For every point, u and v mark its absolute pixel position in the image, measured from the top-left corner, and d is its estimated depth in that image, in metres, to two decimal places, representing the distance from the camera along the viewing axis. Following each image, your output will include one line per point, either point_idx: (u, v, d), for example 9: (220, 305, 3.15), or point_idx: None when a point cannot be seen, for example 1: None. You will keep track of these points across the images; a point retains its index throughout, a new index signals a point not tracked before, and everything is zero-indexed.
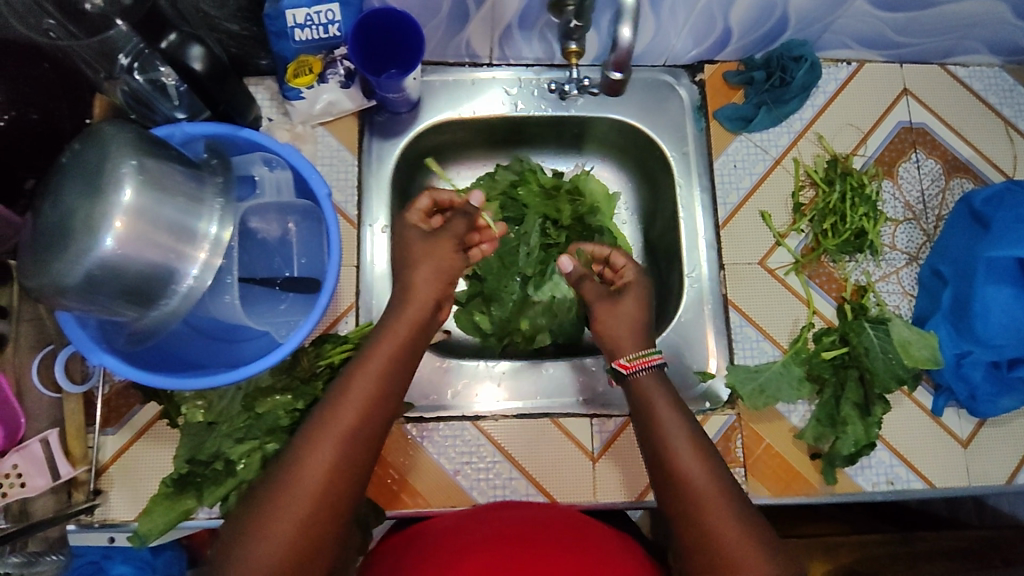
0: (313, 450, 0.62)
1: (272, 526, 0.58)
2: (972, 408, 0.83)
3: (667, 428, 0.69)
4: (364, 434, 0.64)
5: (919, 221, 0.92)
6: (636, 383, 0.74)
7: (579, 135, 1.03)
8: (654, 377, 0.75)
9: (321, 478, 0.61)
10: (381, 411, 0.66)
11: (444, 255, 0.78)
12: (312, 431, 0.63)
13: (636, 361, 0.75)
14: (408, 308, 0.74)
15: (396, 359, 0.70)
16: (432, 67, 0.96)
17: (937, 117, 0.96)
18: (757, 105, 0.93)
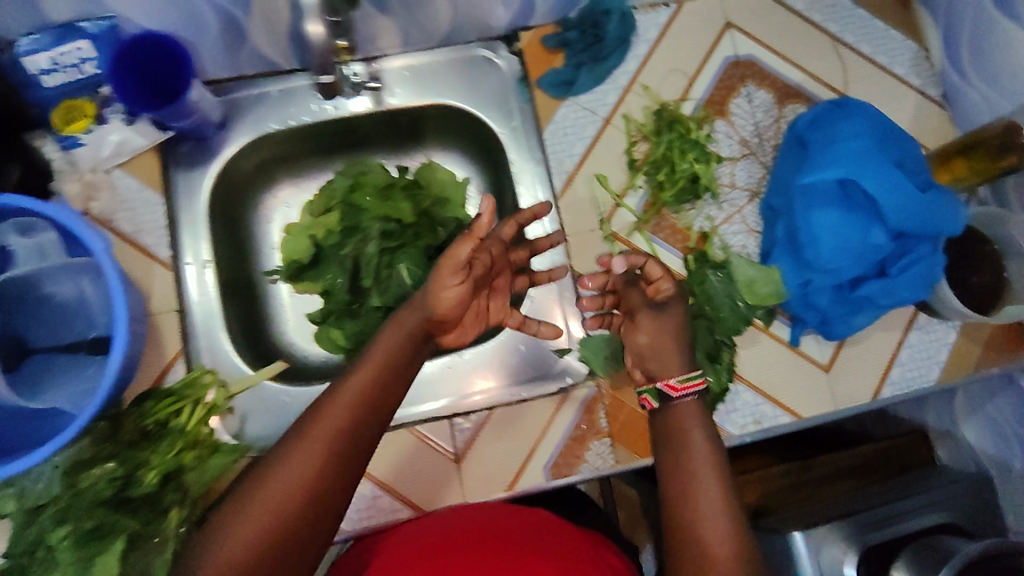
0: (302, 449, 0.57)
1: (242, 531, 0.53)
2: (827, 333, 0.83)
3: (692, 446, 0.66)
4: (357, 435, 0.59)
5: (755, 154, 0.90)
6: (676, 410, 0.70)
7: (413, 125, 0.98)
8: (700, 410, 0.70)
9: (315, 474, 0.56)
10: (376, 413, 0.62)
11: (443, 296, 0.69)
12: (301, 429, 0.59)
13: (684, 385, 0.70)
14: (407, 322, 0.69)
15: (399, 361, 0.66)
16: (232, 83, 0.88)
17: (764, 45, 0.93)
18: (576, 66, 0.89)
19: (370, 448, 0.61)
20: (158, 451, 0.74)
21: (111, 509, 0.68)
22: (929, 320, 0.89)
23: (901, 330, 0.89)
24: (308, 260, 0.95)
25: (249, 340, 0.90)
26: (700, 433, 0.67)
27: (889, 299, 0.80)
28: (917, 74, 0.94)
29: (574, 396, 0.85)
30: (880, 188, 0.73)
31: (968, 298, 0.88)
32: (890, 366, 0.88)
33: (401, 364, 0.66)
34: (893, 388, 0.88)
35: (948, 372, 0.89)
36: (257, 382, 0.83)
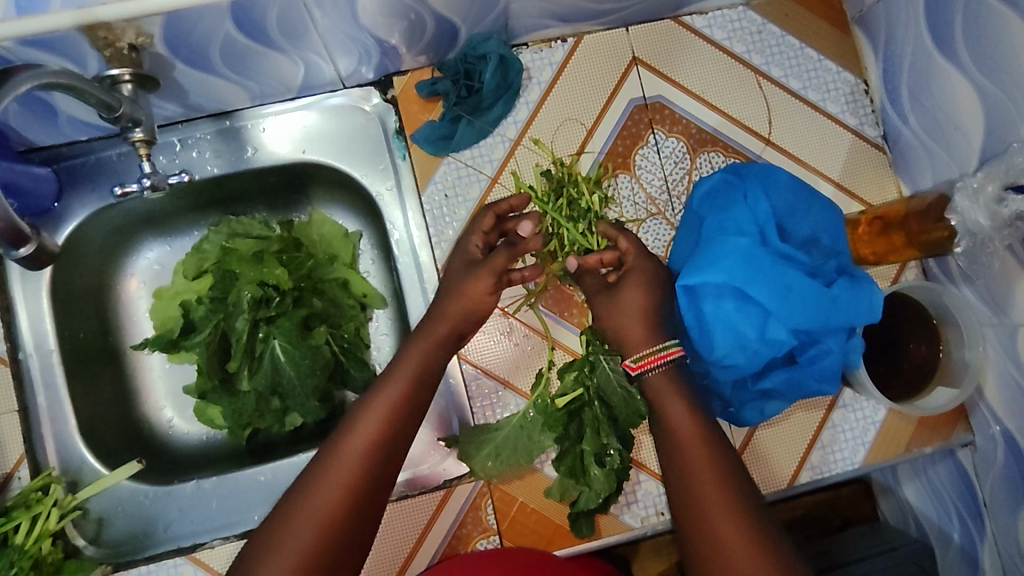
0: (326, 477, 0.57)
1: (325, 492, 0.56)
2: (737, 418, 0.75)
3: (671, 416, 0.62)
4: (384, 455, 0.59)
5: (664, 213, 0.80)
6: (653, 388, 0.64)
7: (291, 180, 0.88)
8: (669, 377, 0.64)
9: (340, 496, 0.56)
10: (400, 434, 0.61)
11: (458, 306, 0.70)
12: (329, 453, 0.59)
13: (647, 361, 0.64)
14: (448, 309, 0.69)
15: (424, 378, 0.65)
16: (69, 148, 0.80)
17: (677, 86, 0.82)
18: (454, 119, 0.78)
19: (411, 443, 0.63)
20: None
21: None
22: (856, 397, 0.80)
23: (825, 409, 0.80)
24: (179, 332, 0.86)
25: (116, 423, 0.84)
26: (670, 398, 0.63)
27: (795, 390, 0.72)
28: (853, 113, 0.83)
29: (459, 492, 0.77)
30: (774, 286, 0.65)
31: (898, 376, 0.78)
32: (812, 448, 0.79)
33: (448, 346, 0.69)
34: (813, 472, 0.79)
35: (875, 452, 0.80)
36: (109, 484, 0.76)
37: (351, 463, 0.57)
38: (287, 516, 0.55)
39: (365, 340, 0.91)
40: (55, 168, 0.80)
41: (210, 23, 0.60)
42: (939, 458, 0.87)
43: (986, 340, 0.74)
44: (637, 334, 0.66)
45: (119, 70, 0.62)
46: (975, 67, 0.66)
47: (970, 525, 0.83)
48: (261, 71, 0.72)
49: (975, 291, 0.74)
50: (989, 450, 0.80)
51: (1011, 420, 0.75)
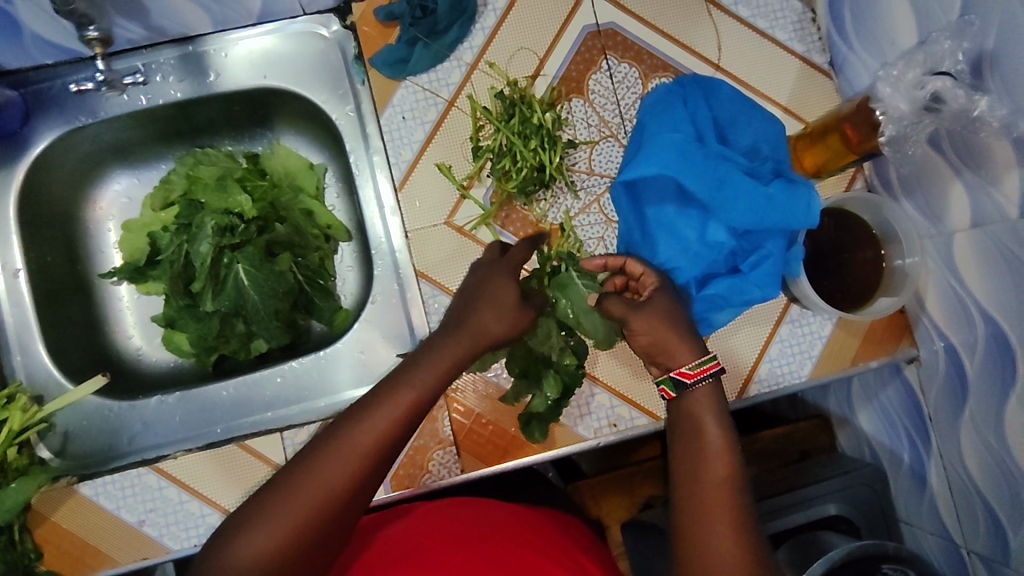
0: (345, 441, 0.53)
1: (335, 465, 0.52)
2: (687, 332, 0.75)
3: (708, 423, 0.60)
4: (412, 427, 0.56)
5: (617, 136, 0.82)
6: (697, 399, 0.61)
7: (256, 111, 0.91)
8: (713, 396, 0.62)
9: (357, 467, 0.53)
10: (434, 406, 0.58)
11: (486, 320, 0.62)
12: (353, 418, 0.55)
13: (697, 371, 0.62)
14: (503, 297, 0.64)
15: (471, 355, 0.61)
16: (36, 74, 0.82)
17: (629, 13, 0.85)
18: (411, 42, 0.81)
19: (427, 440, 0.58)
20: None
21: None
22: (803, 312, 0.82)
23: (773, 323, 0.82)
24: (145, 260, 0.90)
25: (81, 347, 0.85)
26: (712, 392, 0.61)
27: (743, 298, 0.72)
28: (800, 40, 0.86)
29: None
30: (703, 178, 0.68)
31: (844, 290, 0.80)
32: (760, 361, 0.82)
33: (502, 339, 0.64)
34: (761, 385, 0.82)
35: (822, 366, 0.83)
36: (76, 398, 0.78)
37: (389, 421, 0.54)
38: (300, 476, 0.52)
39: (330, 271, 0.93)
40: (21, 92, 0.81)
41: None
42: (888, 378, 0.87)
43: (925, 251, 0.75)
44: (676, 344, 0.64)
45: None
46: None
47: (918, 443, 0.84)
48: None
49: (915, 204, 0.76)
50: (932, 363, 0.80)
51: (955, 333, 0.75)
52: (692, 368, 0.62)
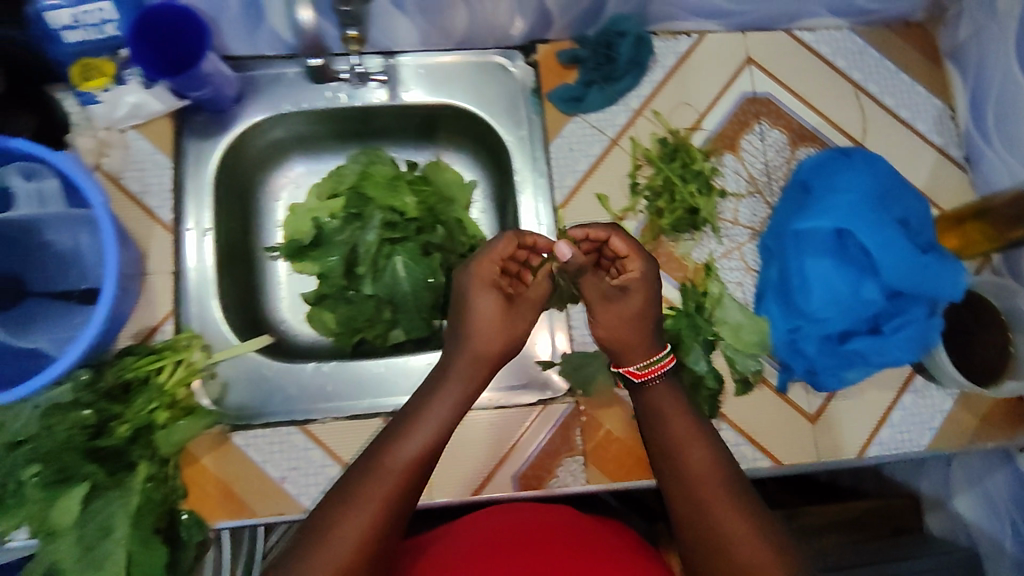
0: (374, 478, 0.64)
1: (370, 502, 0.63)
2: (815, 383, 0.82)
3: (666, 412, 0.73)
4: (417, 476, 0.66)
5: (762, 193, 0.89)
6: (651, 393, 0.75)
7: (427, 124, 1.00)
8: (670, 390, 0.75)
9: (393, 488, 0.64)
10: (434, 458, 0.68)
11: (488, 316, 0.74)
12: (371, 462, 0.66)
13: (647, 371, 0.75)
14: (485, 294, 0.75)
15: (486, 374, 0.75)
16: (252, 62, 0.91)
17: (785, 87, 0.93)
18: (587, 83, 0.89)
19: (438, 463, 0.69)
20: (134, 405, 0.75)
21: (81, 455, 0.70)
22: (926, 384, 0.87)
23: (896, 391, 0.87)
24: (308, 242, 0.96)
25: (240, 310, 0.91)
26: (655, 384, 0.75)
27: (879, 357, 0.79)
28: (939, 133, 0.93)
29: (551, 412, 0.85)
30: (872, 237, 0.74)
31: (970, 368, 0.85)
32: (881, 425, 0.86)
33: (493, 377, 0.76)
34: (881, 448, 0.86)
35: (940, 439, 0.86)
36: (240, 352, 0.84)
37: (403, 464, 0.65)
38: (325, 532, 0.61)
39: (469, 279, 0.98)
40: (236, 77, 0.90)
41: None
42: (998, 465, 0.91)
43: None
44: (637, 347, 0.76)
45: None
46: None
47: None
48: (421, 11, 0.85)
49: None
50: None
51: None
52: (646, 368, 0.75)
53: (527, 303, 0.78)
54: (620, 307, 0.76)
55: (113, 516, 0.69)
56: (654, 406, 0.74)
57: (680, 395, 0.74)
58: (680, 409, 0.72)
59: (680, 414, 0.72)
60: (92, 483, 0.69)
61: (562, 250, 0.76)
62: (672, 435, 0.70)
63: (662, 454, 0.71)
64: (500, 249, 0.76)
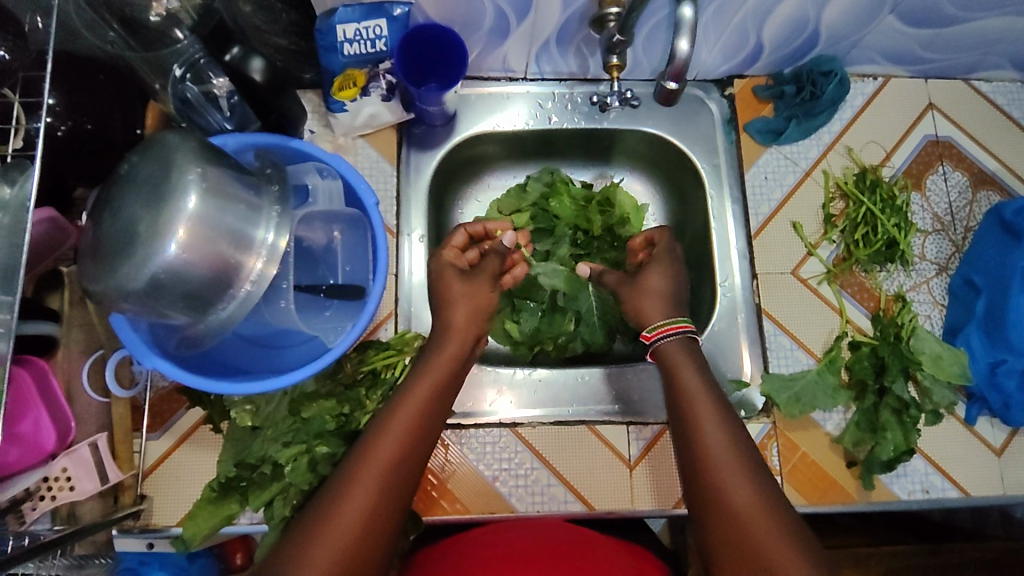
0: (328, 529, 0.61)
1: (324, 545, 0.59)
2: (1005, 418, 0.85)
3: (701, 422, 0.70)
4: (405, 471, 0.67)
5: (947, 232, 0.93)
6: (668, 358, 0.77)
7: (611, 149, 1.04)
8: (684, 347, 0.78)
9: (359, 517, 0.62)
10: (410, 466, 0.67)
11: (480, 293, 0.83)
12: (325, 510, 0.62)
13: (657, 331, 0.79)
14: (454, 291, 0.81)
15: (468, 338, 0.79)
16: (469, 82, 0.97)
17: (966, 133, 0.98)
18: (787, 117, 0.95)
19: (416, 474, 0.68)
20: (373, 399, 0.79)
21: (341, 441, 0.73)
22: None
23: None
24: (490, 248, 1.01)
25: None
26: (696, 392, 0.73)
27: None
28: None
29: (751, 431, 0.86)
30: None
31: None
32: None
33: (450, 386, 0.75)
34: None
35: None
36: None
37: (366, 502, 0.63)
38: (326, 511, 0.62)
39: None
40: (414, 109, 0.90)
41: None
42: None
43: None
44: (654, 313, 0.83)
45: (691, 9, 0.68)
46: None
47: None
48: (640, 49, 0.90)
49: None
50: None
51: None
52: (656, 329, 0.80)
53: (485, 274, 0.85)
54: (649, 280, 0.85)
55: None
56: (694, 414, 0.71)
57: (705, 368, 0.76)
58: (732, 452, 0.67)
59: (738, 462, 0.67)
60: None
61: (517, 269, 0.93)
62: (729, 488, 0.65)
63: (699, 475, 0.67)
64: (455, 238, 0.87)
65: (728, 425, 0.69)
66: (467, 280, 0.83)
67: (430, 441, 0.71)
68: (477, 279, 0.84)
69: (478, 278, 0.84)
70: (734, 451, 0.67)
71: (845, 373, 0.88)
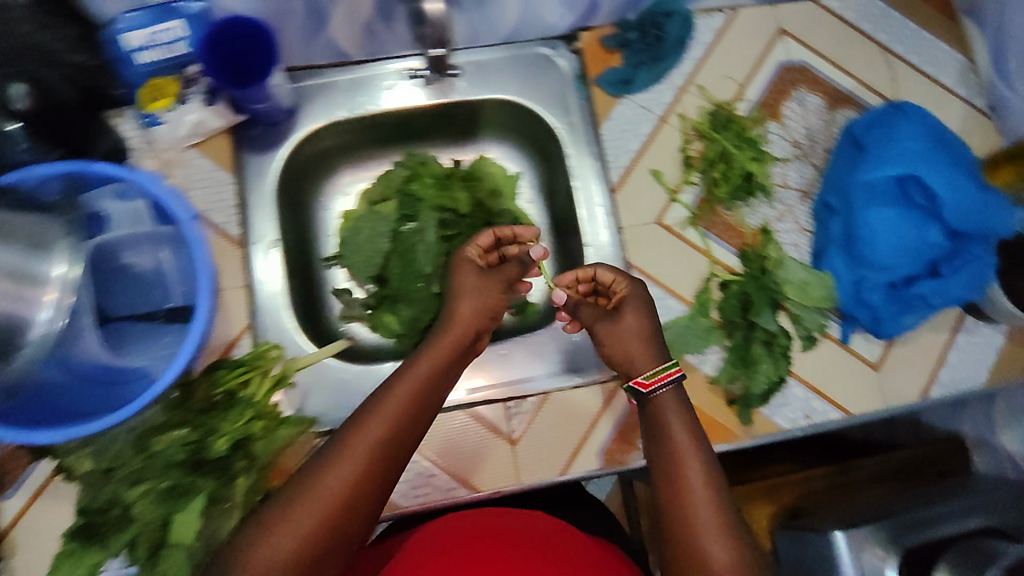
0: (304, 506, 0.59)
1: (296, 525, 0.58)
2: (877, 331, 0.85)
3: (682, 455, 0.69)
4: (396, 448, 0.65)
5: (808, 157, 0.92)
6: (654, 403, 0.75)
7: (472, 121, 1.01)
8: (676, 399, 0.75)
9: (340, 490, 0.61)
10: (401, 445, 0.66)
11: (491, 295, 0.85)
12: (305, 483, 0.61)
13: (654, 379, 0.75)
14: (465, 301, 0.83)
15: (462, 339, 0.79)
16: (304, 72, 0.91)
17: (818, 53, 0.96)
18: (635, 65, 0.92)
19: (410, 451, 0.67)
20: (229, 419, 0.74)
21: (188, 471, 0.70)
22: (977, 324, 0.90)
23: (949, 331, 0.90)
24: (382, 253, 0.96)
25: (307, 320, 0.91)
26: (678, 434, 0.71)
27: (942, 299, 0.82)
28: (962, 86, 0.97)
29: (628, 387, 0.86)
30: (942, 174, 0.80)
31: None
32: (940, 365, 0.89)
33: (462, 354, 0.78)
34: (941, 388, 0.88)
35: (996, 373, 0.89)
36: (318, 359, 0.84)
37: (341, 487, 0.61)
38: (302, 492, 0.60)
39: None
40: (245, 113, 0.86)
41: None
42: None
43: None
44: (638, 350, 0.79)
45: None
46: None
47: None
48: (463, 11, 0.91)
49: None
50: None
51: None
52: (652, 377, 0.76)
53: (501, 275, 0.87)
54: (627, 320, 0.80)
55: (221, 529, 0.68)
56: (677, 448, 0.70)
57: (688, 409, 0.74)
58: (709, 494, 0.66)
59: (712, 502, 0.66)
60: (208, 496, 0.68)
61: (557, 296, 0.82)
62: (697, 528, 0.64)
63: (670, 517, 0.66)
64: (568, 278, 0.82)
65: (708, 458, 0.69)
66: (483, 275, 0.85)
67: (420, 430, 0.69)
68: (493, 277, 0.86)
69: (494, 278, 0.86)
70: (709, 485, 0.67)
71: (716, 314, 0.87)
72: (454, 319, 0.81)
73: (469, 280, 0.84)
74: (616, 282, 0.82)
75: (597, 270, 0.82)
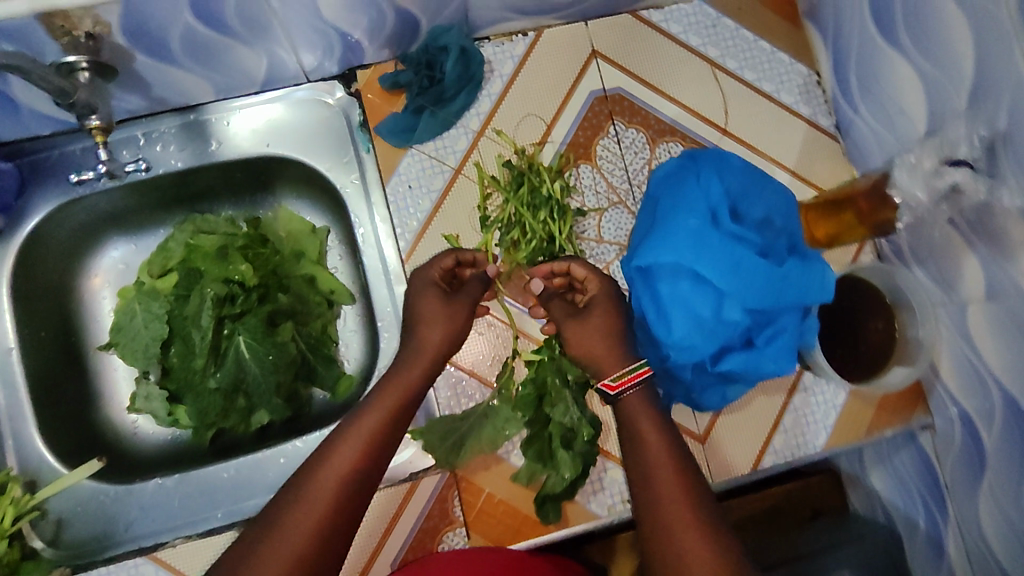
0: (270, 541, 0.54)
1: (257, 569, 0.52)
2: (698, 404, 0.76)
3: (639, 423, 0.64)
4: (352, 500, 0.58)
5: (625, 203, 0.81)
6: (627, 406, 0.65)
7: (259, 177, 0.88)
8: (645, 400, 0.65)
9: (300, 540, 0.54)
10: (358, 489, 0.59)
11: (456, 319, 0.73)
12: (267, 525, 0.55)
13: (621, 380, 0.65)
14: (433, 328, 0.71)
15: (431, 367, 0.70)
16: (30, 144, 0.79)
17: (636, 77, 0.83)
18: (417, 110, 0.80)
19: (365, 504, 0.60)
20: None
21: None
22: (816, 379, 0.82)
23: (785, 393, 0.81)
24: (166, 336, 0.85)
25: (73, 424, 0.82)
26: (648, 427, 0.63)
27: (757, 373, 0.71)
28: (806, 103, 0.85)
29: (424, 485, 0.77)
30: (719, 259, 0.66)
31: (853, 360, 0.78)
32: (774, 432, 0.80)
33: (410, 407, 0.67)
34: (776, 456, 0.80)
35: (837, 435, 0.82)
36: (69, 482, 0.75)
37: (300, 532, 0.55)
38: (266, 536, 0.54)
39: (332, 338, 0.90)
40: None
41: (170, 10, 0.61)
42: (902, 444, 0.85)
43: (938, 318, 0.74)
44: (608, 358, 0.68)
45: (76, 58, 0.62)
46: (914, 50, 0.68)
47: (935, 511, 0.80)
48: (168, 84, 0.74)
49: (926, 272, 0.76)
50: (948, 432, 0.78)
51: (969, 401, 0.74)
52: (620, 377, 0.65)
53: (467, 295, 0.75)
54: (592, 319, 0.70)
55: None
56: (632, 422, 0.64)
57: (660, 412, 0.65)
58: (674, 480, 0.59)
59: (679, 487, 0.58)
60: None
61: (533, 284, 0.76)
62: (667, 521, 0.56)
63: (644, 507, 0.58)
64: (443, 262, 0.75)
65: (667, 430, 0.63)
66: (449, 299, 0.73)
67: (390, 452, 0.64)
68: (460, 302, 0.73)
69: (461, 301, 0.73)
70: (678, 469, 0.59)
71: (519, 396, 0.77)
72: (422, 346, 0.70)
73: (434, 317, 0.72)
74: (588, 281, 0.73)
75: (569, 263, 0.74)
